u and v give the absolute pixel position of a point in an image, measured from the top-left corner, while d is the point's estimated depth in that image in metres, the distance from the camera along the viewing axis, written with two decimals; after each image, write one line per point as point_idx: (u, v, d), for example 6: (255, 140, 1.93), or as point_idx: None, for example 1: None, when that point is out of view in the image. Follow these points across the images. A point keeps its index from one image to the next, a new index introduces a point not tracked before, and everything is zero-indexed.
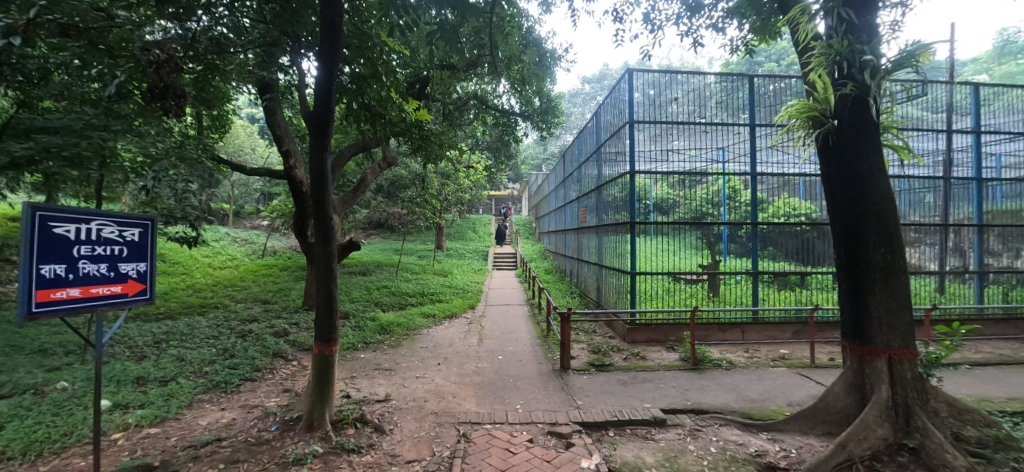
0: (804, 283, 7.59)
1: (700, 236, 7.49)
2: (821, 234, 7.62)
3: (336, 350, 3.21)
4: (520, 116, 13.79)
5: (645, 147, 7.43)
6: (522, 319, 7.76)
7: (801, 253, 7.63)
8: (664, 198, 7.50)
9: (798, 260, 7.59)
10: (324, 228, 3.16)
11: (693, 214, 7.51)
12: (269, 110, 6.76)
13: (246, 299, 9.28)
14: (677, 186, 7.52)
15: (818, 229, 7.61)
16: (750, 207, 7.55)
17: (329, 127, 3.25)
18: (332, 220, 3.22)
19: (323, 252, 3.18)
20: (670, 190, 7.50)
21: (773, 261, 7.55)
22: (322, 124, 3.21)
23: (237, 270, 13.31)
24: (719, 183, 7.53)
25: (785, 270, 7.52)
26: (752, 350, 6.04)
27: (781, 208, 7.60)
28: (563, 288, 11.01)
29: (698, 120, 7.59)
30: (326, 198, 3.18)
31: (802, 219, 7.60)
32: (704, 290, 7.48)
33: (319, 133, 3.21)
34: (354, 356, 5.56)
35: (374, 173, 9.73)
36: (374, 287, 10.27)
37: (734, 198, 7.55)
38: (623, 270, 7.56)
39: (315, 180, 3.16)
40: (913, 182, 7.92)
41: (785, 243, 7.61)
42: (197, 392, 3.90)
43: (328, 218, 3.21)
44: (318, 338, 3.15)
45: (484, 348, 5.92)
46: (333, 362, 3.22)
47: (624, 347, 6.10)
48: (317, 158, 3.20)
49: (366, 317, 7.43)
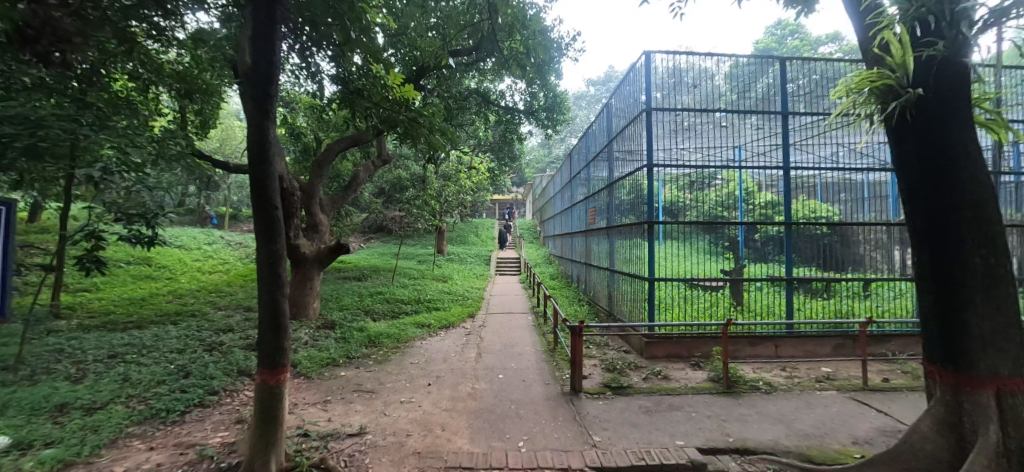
0: (832, 291, 6.78)
1: (712, 240, 6.71)
2: (847, 240, 6.78)
3: (286, 378, 2.46)
4: (523, 113, 13.07)
5: (661, 140, 6.70)
6: (525, 329, 7.05)
7: (824, 258, 6.80)
8: (673, 200, 6.71)
9: (825, 266, 6.78)
10: (266, 221, 2.41)
11: (704, 218, 6.74)
12: None
13: (228, 305, 8.61)
14: (697, 183, 6.75)
15: (846, 232, 6.79)
16: (772, 209, 6.82)
17: (271, 89, 2.45)
18: (279, 212, 2.47)
19: (264, 251, 2.42)
20: (686, 189, 6.73)
21: (803, 268, 6.76)
22: (262, 82, 2.40)
23: (227, 275, 12.66)
24: (733, 186, 6.76)
25: (810, 277, 6.71)
26: (790, 368, 5.27)
27: (800, 211, 6.81)
28: (570, 296, 10.23)
29: (721, 110, 6.81)
30: (270, 183, 2.41)
31: (825, 222, 6.78)
32: (726, 299, 6.72)
33: (258, 94, 2.41)
34: (333, 373, 4.85)
35: (367, 170, 8.99)
36: (367, 294, 9.58)
37: (750, 201, 6.80)
38: (638, 276, 6.79)
39: (255, 157, 2.39)
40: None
41: (806, 248, 6.79)
42: (127, 424, 3.19)
43: (273, 207, 2.43)
44: (261, 363, 2.40)
45: (482, 365, 5.17)
46: (284, 394, 2.49)
47: (642, 364, 5.35)
48: (258, 127, 2.42)
49: (354, 327, 6.73)
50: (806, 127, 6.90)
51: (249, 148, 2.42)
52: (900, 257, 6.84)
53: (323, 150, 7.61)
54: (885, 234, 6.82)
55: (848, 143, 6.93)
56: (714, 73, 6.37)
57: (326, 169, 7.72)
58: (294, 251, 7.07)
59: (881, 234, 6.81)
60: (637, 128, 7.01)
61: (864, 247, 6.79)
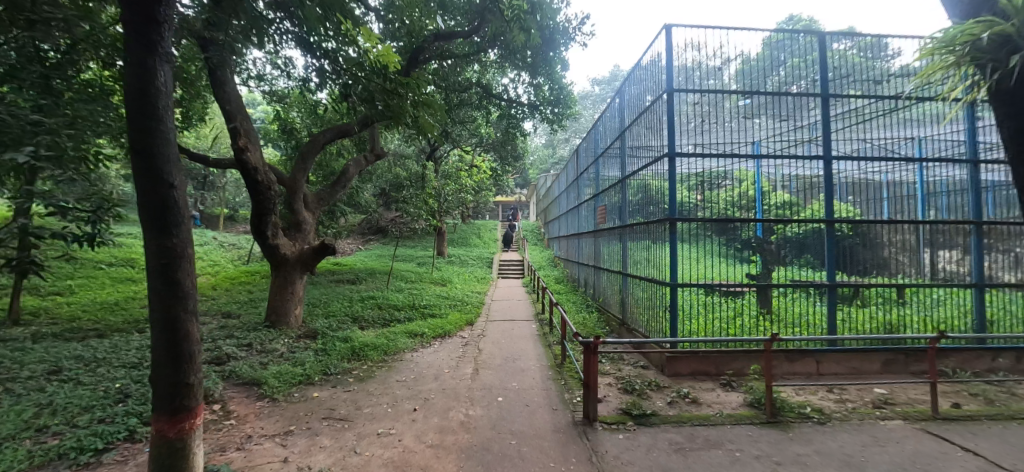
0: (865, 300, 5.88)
1: (725, 243, 5.79)
2: (869, 242, 5.87)
3: (194, 424, 1.86)
4: (527, 107, 12.32)
5: (683, 126, 5.83)
6: (529, 340, 6.32)
7: (836, 259, 5.87)
8: (683, 199, 5.80)
9: (857, 271, 5.87)
10: (154, 206, 1.72)
11: (717, 218, 5.80)
12: (217, 80, 5.44)
13: (205, 311, 7.93)
14: (710, 180, 5.87)
15: (869, 234, 5.87)
16: (790, 209, 5.93)
17: (159, 14, 1.73)
18: (178, 193, 1.79)
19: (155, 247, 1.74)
20: (696, 188, 5.84)
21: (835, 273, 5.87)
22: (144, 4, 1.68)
23: (214, 277, 12.05)
24: (745, 186, 5.89)
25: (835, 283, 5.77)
26: (839, 390, 4.50)
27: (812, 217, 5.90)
28: (577, 302, 9.48)
29: (748, 95, 5.94)
30: (160, 151, 1.72)
31: (842, 226, 5.86)
32: (754, 309, 5.85)
33: (139, 22, 1.69)
34: (304, 395, 4.15)
35: (358, 165, 8.27)
36: (358, 299, 8.90)
37: (765, 201, 5.98)
38: (657, 282, 5.98)
39: (134, 113, 1.69)
40: (953, 180, 6.03)
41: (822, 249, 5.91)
42: (19, 469, 2.51)
43: (169, 186, 1.75)
44: (159, 405, 1.79)
45: (478, 385, 4.46)
46: (196, 441, 1.90)
47: (665, 383, 4.61)
48: (137, 69, 1.69)
49: (338, 337, 6.02)
50: (850, 113, 6.05)
51: (125, 97, 1.71)
52: (929, 260, 5.91)
53: (307, 141, 6.95)
54: (914, 235, 5.92)
55: (879, 136, 6.08)
56: (737, 57, 5.52)
57: (311, 162, 7.04)
58: (273, 252, 6.38)
59: (906, 237, 5.92)
60: (657, 112, 6.09)
61: (891, 250, 5.89)
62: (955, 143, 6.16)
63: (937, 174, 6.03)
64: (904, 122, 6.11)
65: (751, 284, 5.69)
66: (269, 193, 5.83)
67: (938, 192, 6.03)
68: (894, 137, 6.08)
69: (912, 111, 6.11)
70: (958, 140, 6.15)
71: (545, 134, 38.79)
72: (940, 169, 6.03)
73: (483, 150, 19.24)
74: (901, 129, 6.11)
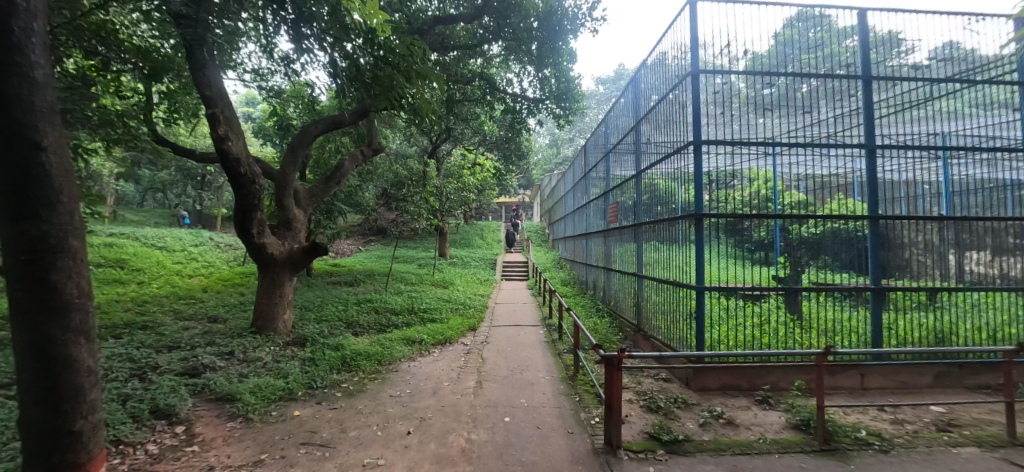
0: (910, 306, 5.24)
1: (736, 244, 5.13)
2: (891, 244, 5.21)
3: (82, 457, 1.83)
4: (533, 102, 11.81)
5: (708, 113, 5.18)
6: (536, 347, 5.79)
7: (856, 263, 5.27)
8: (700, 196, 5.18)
9: (877, 272, 5.20)
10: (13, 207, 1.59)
11: (731, 214, 5.14)
12: (196, 62, 4.93)
13: (191, 314, 7.46)
14: (719, 178, 5.23)
15: (888, 234, 5.21)
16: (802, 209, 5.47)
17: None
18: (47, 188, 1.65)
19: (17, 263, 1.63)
20: (714, 184, 5.17)
21: (855, 277, 5.26)
22: None
23: (207, 278, 11.61)
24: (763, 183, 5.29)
25: (859, 286, 5.22)
26: (894, 410, 3.94)
27: (835, 218, 5.20)
28: (587, 305, 8.94)
29: (772, 83, 5.29)
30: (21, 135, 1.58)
31: (861, 227, 5.23)
32: (785, 316, 5.15)
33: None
34: (283, 413, 3.65)
35: (353, 161, 7.76)
36: (354, 302, 8.41)
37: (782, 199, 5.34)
38: (678, 284, 5.39)
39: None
40: (985, 177, 5.40)
41: (840, 249, 5.24)
42: None
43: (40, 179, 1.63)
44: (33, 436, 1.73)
45: (481, 401, 3.93)
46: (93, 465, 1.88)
47: (693, 400, 4.08)
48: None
49: (329, 344, 5.52)
50: (896, 99, 5.40)
51: None
52: (955, 263, 5.22)
53: (295, 135, 6.48)
54: (940, 235, 5.22)
55: (911, 130, 5.41)
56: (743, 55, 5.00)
57: (302, 155, 6.56)
58: (261, 252, 5.86)
59: (931, 238, 5.21)
60: (682, 96, 5.45)
61: (912, 251, 5.22)
62: (990, 139, 5.52)
63: (965, 172, 5.43)
64: (953, 111, 5.47)
65: (776, 288, 5.01)
66: (257, 190, 5.35)
67: (989, 188, 5.41)
68: (923, 131, 5.42)
69: (945, 102, 5.48)
70: (1009, 131, 5.51)
71: (550, 133, 38.33)
72: (965, 166, 5.43)
73: (487, 149, 18.75)
74: (934, 123, 5.44)
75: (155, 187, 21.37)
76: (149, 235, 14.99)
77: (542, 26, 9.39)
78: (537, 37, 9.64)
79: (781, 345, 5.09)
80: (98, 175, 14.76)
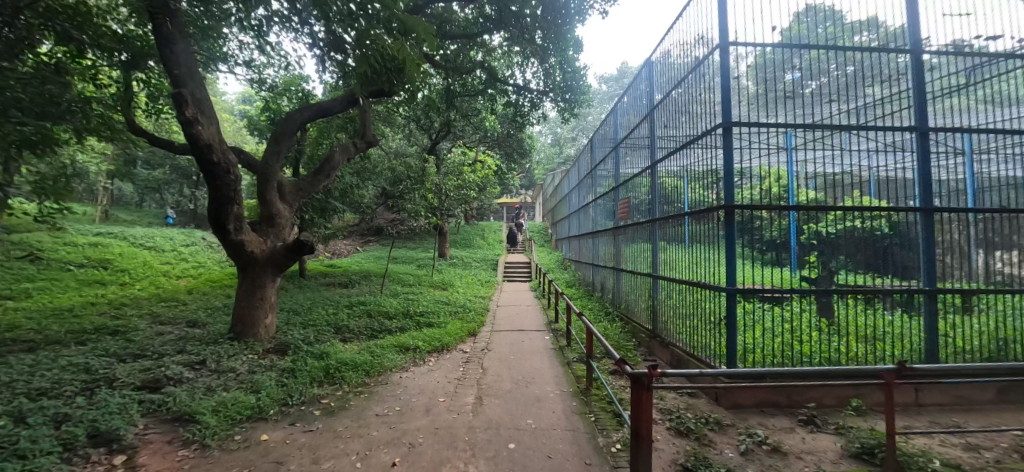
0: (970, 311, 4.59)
1: (746, 244, 4.33)
2: (910, 242, 4.49)
3: None
4: (536, 94, 11.21)
5: (738, 94, 4.44)
6: (543, 356, 5.22)
7: (878, 259, 4.49)
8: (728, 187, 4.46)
9: (893, 270, 4.50)
10: None
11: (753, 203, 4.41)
12: (162, 37, 4.45)
13: (171, 318, 6.93)
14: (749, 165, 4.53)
15: (907, 231, 4.49)
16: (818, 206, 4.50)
17: None
18: None
19: None
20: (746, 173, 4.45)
21: (880, 277, 4.48)
22: None
23: (196, 279, 11.12)
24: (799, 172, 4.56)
25: (907, 288, 4.47)
26: (966, 434, 3.37)
27: (856, 214, 4.40)
28: (595, 309, 8.37)
29: (795, 66, 4.54)
30: None
31: (878, 223, 4.47)
32: (832, 320, 4.37)
33: None
34: (248, 438, 3.10)
35: (344, 152, 7.23)
36: (347, 305, 7.86)
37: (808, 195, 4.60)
38: (702, 285, 4.75)
39: None
40: None
41: (858, 248, 4.45)
42: None
43: None
44: None
45: (481, 422, 3.36)
46: None
47: (728, 419, 3.54)
48: None
49: (313, 353, 4.96)
50: (948, 79, 4.69)
51: None
52: (980, 262, 4.53)
53: (279, 123, 5.96)
54: (963, 231, 4.51)
55: (941, 123, 4.67)
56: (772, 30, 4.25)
57: (287, 144, 6.03)
58: (238, 250, 5.30)
59: (953, 237, 4.49)
60: (709, 75, 4.70)
61: (934, 252, 4.47)
62: None
63: (994, 169, 4.71)
64: (1010, 93, 4.78)
65: (806, 290, 4.27)
66: (234, 180, 4.80)
67: None
68: (972, 117, 4.74)
69: (979, 91, 4.78)
70: None
71: (552, 131, 37.73)
72: (992, 163, 4.70)
73: (488, 146, 18.21)
74: (965, 116, 4.74)
75: (150, 186, 20.95)
76: (139, 235, 14.51)
77: (548, 13, 8.99)
78: (543, 25, 9.22)
79: (823, 355, 4.36)
80: (87, 173, 14.31)
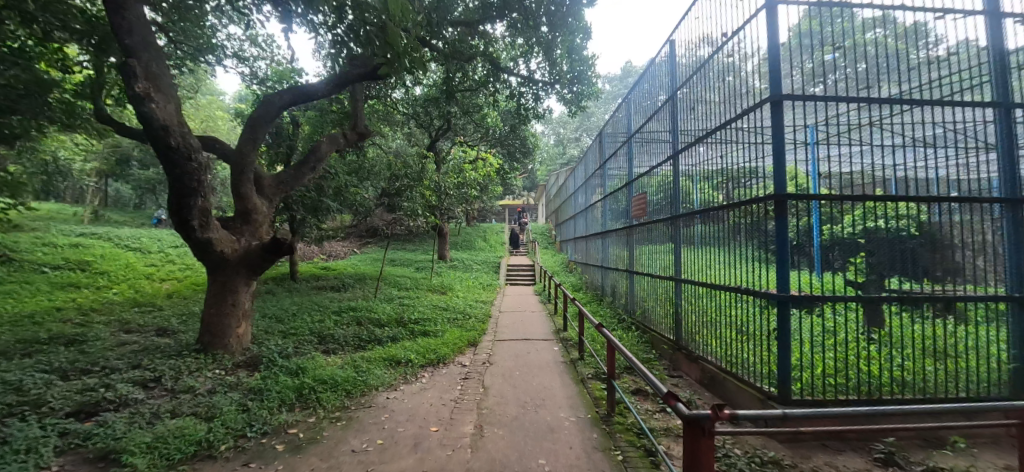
0: None
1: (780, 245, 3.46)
2: (938, 243, 3.52)
3: None
4: (541, 86, 10.53)
5: (790, 59, 3.58)
6: (553, 372, 4.53)
7: (909, 262, 3.54)
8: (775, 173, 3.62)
9: (924, 273, 3.52)
10: None
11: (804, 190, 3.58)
12: (113, 1, 3.84)
13: (139, 326, 6.29)
14: (798, 149, 3.67)
15: (940, 227, 3.51)
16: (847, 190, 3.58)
17: None
18: None
19: None
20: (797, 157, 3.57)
21: (917, 282, 3.51)
22: None
23: (180, 281, 10.51)
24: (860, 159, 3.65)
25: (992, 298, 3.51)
26: None
27: (878, 211, 3.47)
28: (606, 316, 7.68)
29: (847, 34, 3.62)
30: None
31: (904, 224, 3.50)
32: (907, 333, 3.49)
33: None
34: None
35: (331, 143, 6.56)
36: (335, 311, 7.21)
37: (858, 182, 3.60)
38: (738, 289, 3.99)
39: None
40: None
41: (896, 252, 3.51)
42: None
43: None
44: None
45: (481, 463, 2.68)
46: None
47: (788, 456, 2.88)
48: None
49: (289, 368, 4.29)
50: None
51: None
52: None
53: (258, 109, 5.31)
54: None
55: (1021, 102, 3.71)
56: None
57: (265, 131, 5.38)
58: (205, 249, 4.65)
59: (984, 236, 3.53)
60: (731, 62, 4.26)
61: (962, 252, 3.52)
62: None
63: None
64: None
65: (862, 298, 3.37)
66: (197, 168, 4.15)
67: None
68: None
69: None
70: None
71: (555, 131, 37.08)
72: None
73: (490, 145, 17.64)
74: None
75: (143, 187, 20.42)
76: (126, 236, 13.92)
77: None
78: (549, 10, 8.58)
79: (899, 375, 3.50)
80: (72, 171, 13.74)
